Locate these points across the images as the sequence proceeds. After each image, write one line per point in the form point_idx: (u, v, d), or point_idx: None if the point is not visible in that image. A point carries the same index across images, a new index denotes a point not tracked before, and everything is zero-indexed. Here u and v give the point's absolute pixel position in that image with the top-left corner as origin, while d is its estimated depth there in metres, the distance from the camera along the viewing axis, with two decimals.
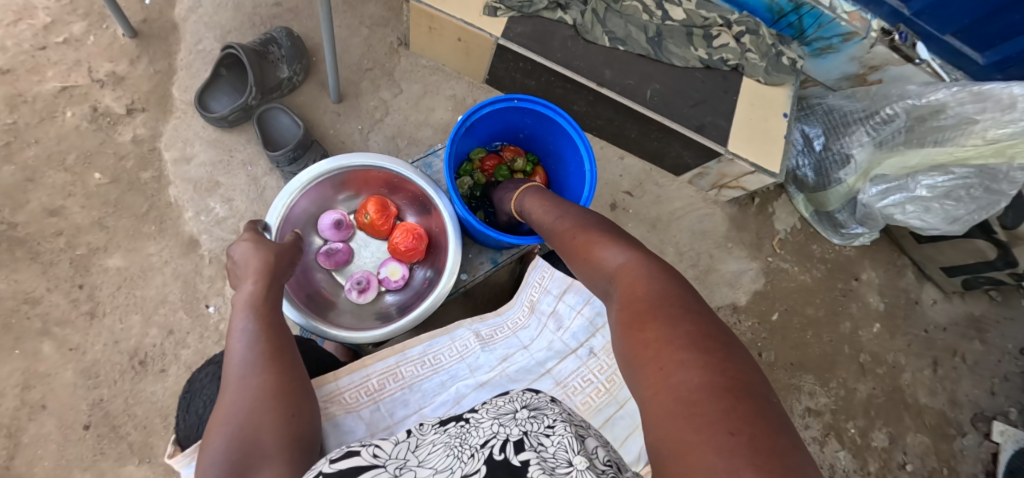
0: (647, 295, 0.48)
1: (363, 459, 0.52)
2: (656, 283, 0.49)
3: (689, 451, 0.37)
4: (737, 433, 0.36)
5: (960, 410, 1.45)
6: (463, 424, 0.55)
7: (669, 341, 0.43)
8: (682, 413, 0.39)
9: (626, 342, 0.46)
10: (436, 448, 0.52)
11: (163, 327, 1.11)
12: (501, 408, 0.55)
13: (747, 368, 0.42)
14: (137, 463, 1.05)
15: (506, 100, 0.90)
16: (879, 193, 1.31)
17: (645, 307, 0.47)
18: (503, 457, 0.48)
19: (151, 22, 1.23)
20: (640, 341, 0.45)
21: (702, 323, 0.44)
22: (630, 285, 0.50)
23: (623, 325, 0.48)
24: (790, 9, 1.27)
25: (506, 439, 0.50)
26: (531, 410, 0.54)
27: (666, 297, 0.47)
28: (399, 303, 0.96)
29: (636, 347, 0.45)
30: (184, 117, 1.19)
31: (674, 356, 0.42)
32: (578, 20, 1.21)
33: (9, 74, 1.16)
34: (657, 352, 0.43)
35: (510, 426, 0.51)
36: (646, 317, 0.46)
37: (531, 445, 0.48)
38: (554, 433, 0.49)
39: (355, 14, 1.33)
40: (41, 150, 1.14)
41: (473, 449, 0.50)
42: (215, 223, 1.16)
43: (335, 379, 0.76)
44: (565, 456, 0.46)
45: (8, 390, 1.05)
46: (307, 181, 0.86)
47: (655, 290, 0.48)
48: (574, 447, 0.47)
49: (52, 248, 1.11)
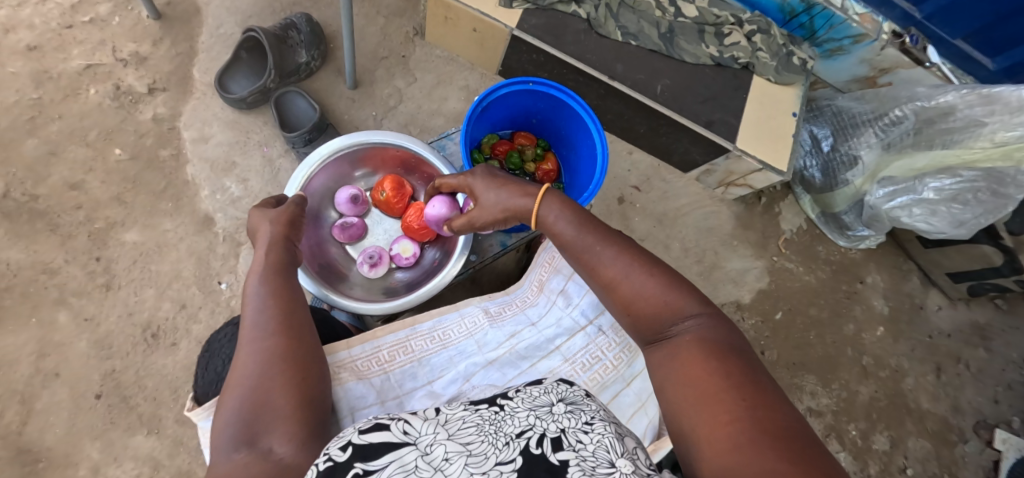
0: (713, 342, 0.52)
1: (393, 435, 0.51)
2: (717, 333, 0.53)
3: (780, 476, 0.39)
4: (828, 474, 0.39)
5: (963, 416, 1.45)
6: (497, 411, 0.55)
7: (744, 387, 0.47)
8: (770, 445, 0.41)
9: (695, 373, 0.50)
10: (469, 429, 0.52)
11: (175, 301, 1.13)
12: (536, 399, 0.56)
13: (803, 423, 0.46)
14: (145, 434, 1.07)
15: (521, 82, 0.92)
16: (886, 195, 1.32)
17: (713, 352, 0.51)
18: (540, 452, 0.48)
19: (175, 5, 1.26)
20: (711, 378, 0.48)
21: (762, 376, 0.49)
22: (694, 327, 0.54)
23: (688, 362, 0.51)
24: (802, 9, 1.29)
25: (543, 433, 0.50)
26: (567, 405, 0.55)
27: (729, 348, 0.52)
28: (408, 280, 0.98)
29: (708, 382, 0.48)
30: (203, 98, 1.22)
31: (752, 394, 0.46)
32: (591, 14, 1.23)
33: (36, 51, 1.19)
34: (736, 386, 0.47)
35: (547, 420, 0.52)
36: (714, 359, 0.50)
37: (569, 443, 0.49)
38: (593, 431, 0.50)
39: (373, 4, 1.35)
40: (64, 126, 1.17)
41: (508, 438, 0.50)
42: (230, 202, 1.18)
43: (346, 348, 0.77)
44: (606, 456, 0.47)
45: (23, 357, 1.08)
46: (326, 155, 0.88)
47: (716, 334, 0.53)
48: (615, 449, 0.48)
49: (72, 220, 1.13)
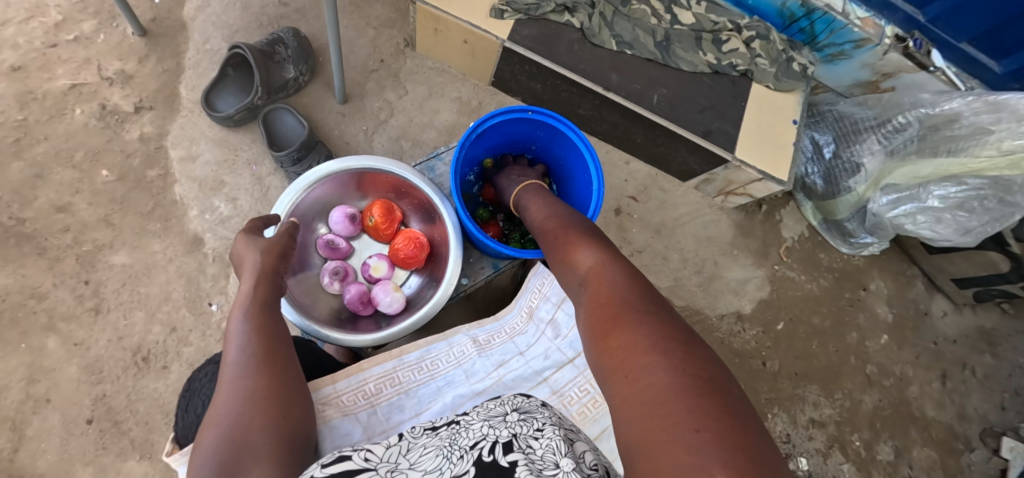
0: (615, 300, 0.49)
1: (355, 463, 0.50)
2: (645, 291, 0.50)
3: (666, 448, 0.37)
4: (703, 429, 0.37)
5: (969, 424, 1.42)
6: (454, 427, 0.54)
7: (638, 344, 0.44)
8: (653, 412, 0.39)
9: (598, 345, 0.48)
10: (429, 451, 0.51)
11: (166, 324, 1.11)
12: (491, 410, 0.55)
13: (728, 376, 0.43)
14: (137, 459, 1.06)
15: (519, 111, 0.92)
16: (890, 202, 1.27)
17: (618, 312, 0.48)
18: (492, 459, 0.46)
19: (160, 21, 1.23)
20: (611, 346, 0.46)
21: (670, 324, 0.46)
22: (600, 288, 0.52)
23: (595, 334, 0.49)
24: (802, 14, 1.25)
25: (495, 442, 0.48)
26: (521, 413, 0.53)
27: (635, 302, 0.48)
28: (376, 313, 0.94)
29: (608, 352, 0.46)
30: (190, 116, 1.20)
31: (642, 357, 0.43)
32: (585, 24, 1.20)
33: (20, 71, 1.17)
34: (627, 354, 0.44)
35: (499, 428, 0.50)
36: (618, 321, 0.47)
37: (519, 447, 0.47)
38: (543, 436, 0.48)
39: (362, 15, 1.33)
40: (50, 147, 1.15)
41: (462, 450, 0.49)
42: (220, 221, 1.16)
43: (332, 382, 0.75)
44: (552, 458, 0.45)
45: (13, 384, 1.07)
46: (316, 177, 0.86)
47: (622, 292, 0.50)
48: (561, 449, 0.46)
49: (59, 244, 1.12)
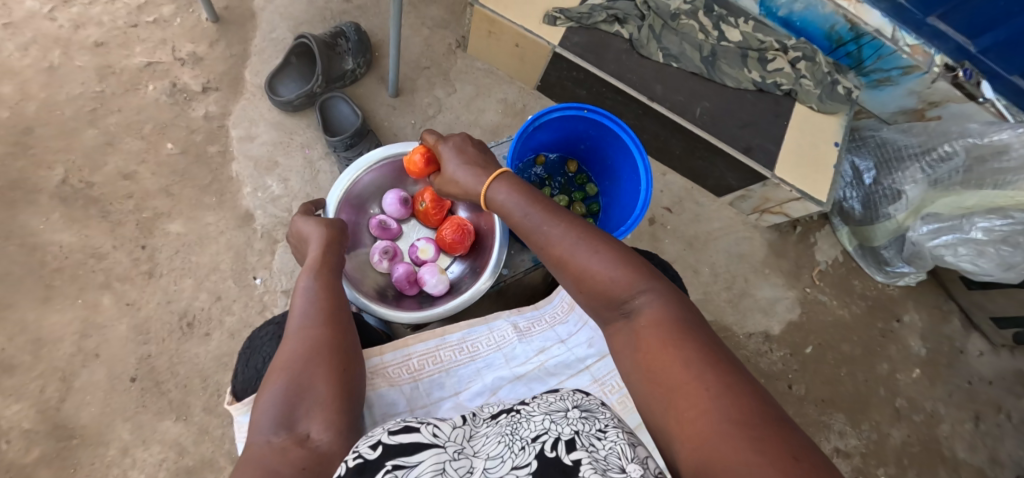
0: (670, 323, 0.52)
1: (423, 436, 0.50)
2: (672, 311, 0.53)
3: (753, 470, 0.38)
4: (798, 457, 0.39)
5: (1001, 469, 1.37)
6: (515, 415, 0.55)
7: (706, 375, 0.46)
8: (737, 437, 0.41)
9: (657, 369, 0.49)
10: (492, 440, 0.52)
11: (212, 292, 1.17)
12: (552, 405, 0.54)
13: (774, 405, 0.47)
14: (173, 419, 1.10)
15: (576, 108, 0.95)
16: (930, 232, 1.24)
17: (674, 337, 0.50)
18: (555, 455, 0.46)
19: (232, 9, 1.32)
20: (675, 371, 0.48)
21: (725, 355, 0.49)
22: (647, 312, 0.54)
23: (651, 358, 0.50)
24: (850, 38, 1.27)
25: (557, 437, 0.48)
26: (583, 411, 0.52)
27: (688, 330, 0.51)
28: (419, 292, 0.98)
29: (671, 375, 0.48)
30: (252, 99, 1.27)
31: (714, 385, 0.45)
32: (634, 35, 1.23)
33: (102, 48, 1.26)
34: (697, 379, 0.46)
35: (560, 424, 0.50)
36: (676, 347, 0.49)
37: (582, 445, 0.46)
38: (607, 436, 0.48)
39: (419, 15, 1.39)
40: (122, 119, 1.23)
41: (523, 442, 0.49)
42: (271, 200, 1.22)
43: (380, 354, 0.79)
44: (618, 461, 0.44)
45: (67, 336, 1.13)
46: (375, 159, 0.91)
47: (670, 317, 0.52)
48: (626, 454, 0.45)
49: (122, 208, 1.19)
